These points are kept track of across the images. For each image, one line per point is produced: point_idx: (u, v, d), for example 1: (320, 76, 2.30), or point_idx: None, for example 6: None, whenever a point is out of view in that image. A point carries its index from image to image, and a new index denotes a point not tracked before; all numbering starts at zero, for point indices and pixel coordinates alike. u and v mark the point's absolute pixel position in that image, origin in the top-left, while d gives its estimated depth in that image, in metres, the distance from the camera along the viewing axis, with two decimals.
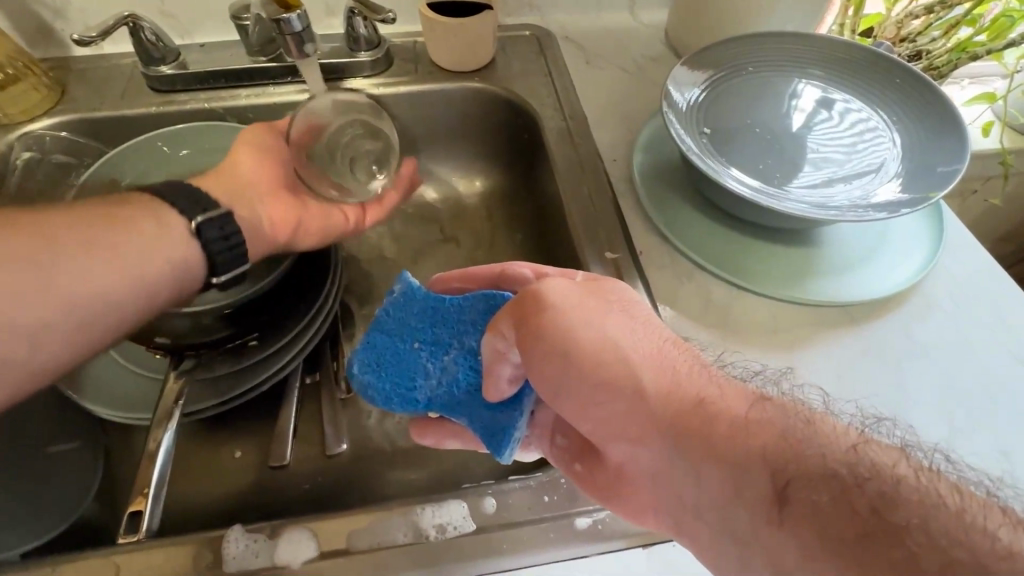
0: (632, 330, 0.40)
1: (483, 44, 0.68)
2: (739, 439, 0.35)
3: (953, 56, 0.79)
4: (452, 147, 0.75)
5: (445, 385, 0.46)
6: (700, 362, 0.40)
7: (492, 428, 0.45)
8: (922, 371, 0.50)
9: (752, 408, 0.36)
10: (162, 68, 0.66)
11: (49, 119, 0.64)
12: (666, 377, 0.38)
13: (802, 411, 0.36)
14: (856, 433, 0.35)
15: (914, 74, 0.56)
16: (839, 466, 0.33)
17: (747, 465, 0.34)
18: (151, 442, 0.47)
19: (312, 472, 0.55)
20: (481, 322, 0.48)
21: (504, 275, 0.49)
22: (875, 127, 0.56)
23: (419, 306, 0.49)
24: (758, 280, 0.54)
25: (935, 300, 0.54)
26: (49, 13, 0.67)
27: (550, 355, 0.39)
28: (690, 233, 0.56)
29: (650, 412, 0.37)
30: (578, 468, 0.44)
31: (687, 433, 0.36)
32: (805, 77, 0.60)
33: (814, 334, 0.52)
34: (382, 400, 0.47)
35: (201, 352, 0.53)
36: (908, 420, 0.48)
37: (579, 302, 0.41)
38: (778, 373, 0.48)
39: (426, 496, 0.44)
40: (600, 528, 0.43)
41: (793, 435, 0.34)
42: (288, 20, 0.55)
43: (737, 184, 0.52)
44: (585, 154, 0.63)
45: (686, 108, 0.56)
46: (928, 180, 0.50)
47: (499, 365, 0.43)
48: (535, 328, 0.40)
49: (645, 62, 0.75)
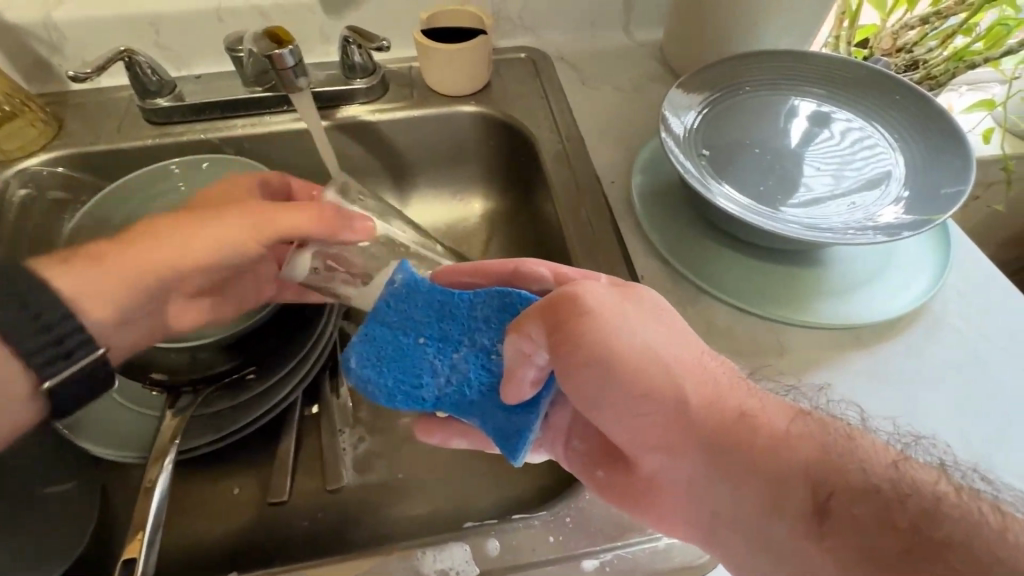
0: (675, 342, 0.40)
1: (478, 70, 0.68)
2: (782, 451, 0.36)
3: (950, 65, 0.77)
4: (448, 170, 0.75)
5: (455, 384, 0.44)
6: (739, 376, 0.40)
7: (506, 431, 0.43)
8: (956, 383, 0.49)
9: (792, 422, 0.37)
10: (158, 100, 0.67)
11: (45, 153, 0.64)
12: (708, 387, 0.38)
13: (841, 426, 0.36)
14: (896, 451, 0.36)
15: (913, 91, 0.56)
16: (881, 481, 0.34)
17: (789, 477, 0.35)
18: (146, 480, 0.46)
19: (311, 509, 0.54)
20: (495, 320, 0.45)
21: (517, 273, 0.49)
22: (875, 146, 0.55)
23: (423, 299, 0.46)
24: (774, 296, 0.53)
25: (967, 303, 0.54)
26: (46, 48, 0.67)
27: (586, 364, 0.39)
28: (707, 251, 0.56)
29: (690, 424, 0.38)
30: (599, 475, 0.44)
31: (724, 446, 0.37)
32: (802, 95, 0.59)
33: (830, 342, 0.51)
34: (385, 397, 0.44)
35: (199, 388, 0.52)
36: (947, 437, 0.47)
37: (621, 310, 0.40)
38: (814, 389, 0.48)
39: (426, 539, 0.42)
40: (608, 570, 0.42)
41: (832, 447, 0.35)
42: (282, 55, 0.57)
43: (727, 202, 0.51)
44: (584, 176, 0.62)
45: (684, 133, 0.55)
46: (933, 203, 0.49)
47: (523, 368, 0.40)
48: (573, 334, 0.38)
49: (641, 81, 0.75)
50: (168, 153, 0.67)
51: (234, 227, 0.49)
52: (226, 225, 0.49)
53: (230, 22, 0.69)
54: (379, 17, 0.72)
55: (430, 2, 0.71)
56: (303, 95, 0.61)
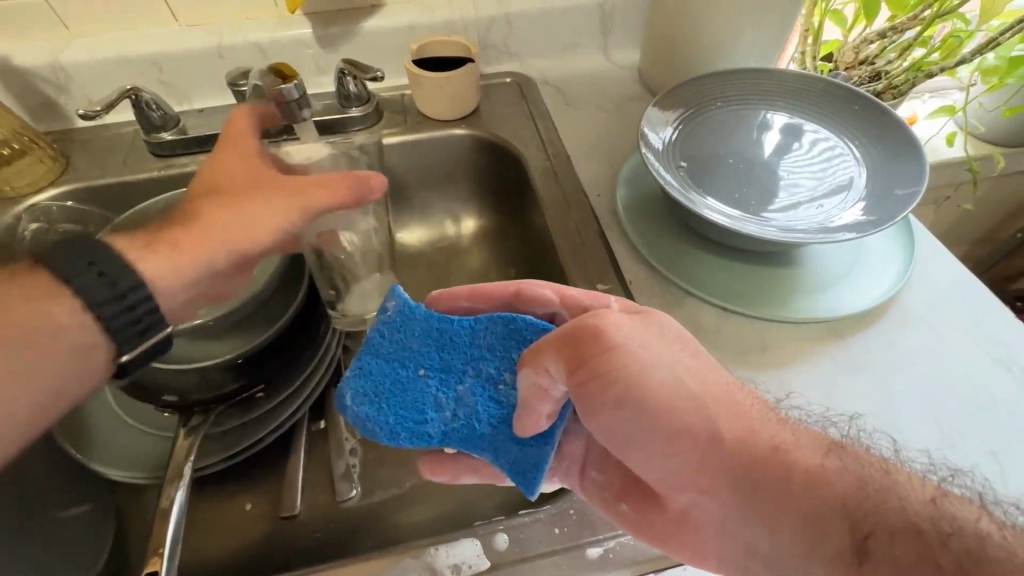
0: (705, 377, 0.43)
1: (467, 94, 0.72)
2: (817, 486, 0.38)
3: (910, 75, 0.82)
4: (442, 190, 0.78)
5: (462, 418, 0.46)
6: (766, 406, 0.43)
7: (522, 466, 0.45)
8: (983, 414, 0.50)
9: (826, 458, 0.40)
10: (162, 135, 0.70)
11: (54, 189, 0.67)
12: (742, 422, 0.41)
13: (877, 461, 0.40)
14: (934, 487, 0.38)
15: (870, 100, 0.60)
16: (920, 520, 0.36)
17: (825, 512, 0.38)
18: (163, 499, 0.47)
19: (323, 521, 0.55)
20: (498, 347, 0.48)
21: (519, 294, 0.51)
22: (839, 153, 0.60)
23: (421, 327, 0.49)
24: (768, 303, 0.56)
25: (989, 330, 0.56)
26: (53, 89, 0.70)
27: (619, 402, 0.41)
28: (715, 276, 0.58)
29: (726, 459, 0.40)
30: (624, 509, 0.45)
31: (760, 478, 0.39)
32: (774, 109, 0.64)
33: (833, 352, 0.54)
34: (388, 434, 0.45)
35: (212, 408, 0.54)
36: (985, 474, 0.47)
37: (651, 343, 0.43)
38: (846, 420, 0.49)
39: (438, 536, 0.44)
40: (611, 556, 0.45)
41: (869, 483, 0.38)
42: (288, 90, 0.61)
43: (713, 213, 0.55)
44: (572, 190, 0.66)
45: (663, 146, 0.59)
46: (891, 202, 0.53)
47: (540, 402, 0.43)
48: (598, 368, 0.41)
49: (622, 100, 0.79)
50: (174, 184, 0.70)
51: (280, 206, 0.52)
52: (272, 208, 0.52)
53: (230, 59, 0.73)
54: (372, 48, 0.76)
55: (418, 33, 0.76)
56: (304, 123, 0.65)
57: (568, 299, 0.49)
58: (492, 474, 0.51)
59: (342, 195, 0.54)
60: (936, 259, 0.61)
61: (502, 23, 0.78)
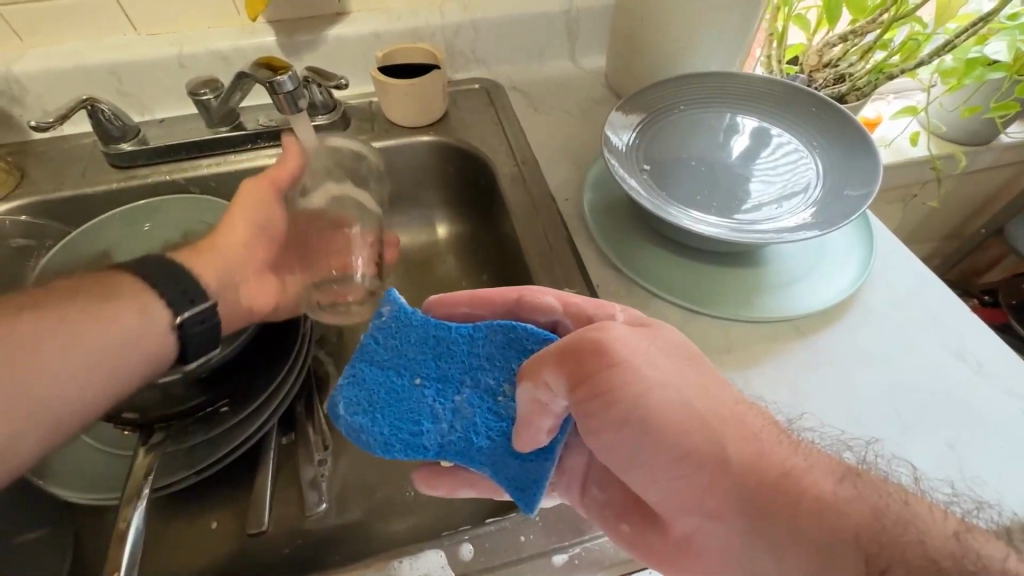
0: (715, 398, 0.41)
1: (434, 101, 0.72)
2: (831, 517, 0.37)
3: (872, 77, 0.84)
4: (413, 197, 0.78)
5: (459, 430, 0.45)
6: (776, 428, 0.42)
7: (522, 480, 0.44)
8: (997, 435, 0.50)
9: (839, 485, 0.39)
10: (122, 145, 0.68)
11: (7, 203, 0.65)
12: (751, 447, 0.39)
13: (895, 492, 0.39)
14: (956, 521, 0.38)
15: (826, 102, 0.62)
16: (941, 556, 0.36)
17: (840, 545, 0.37)
18: (121, 521, 0.45)
19: (290, 536, 0.53)
20: (498, 357, 0.47)
21: (520, 302, 0.49)
22: (797, 154, 0.61)
23: (417, 334, 0.48)
24: (735, 303, 0.56)
25: (982, 341, 0.56)
26: (6, 100, 0.68)
27: (620, 425, 0.40)
28: (688, 283, 0.58)
29: (733, 483, 0.39)
30: (624, 528, 0.45)
31: (772, 507, 0.38)
32: (736, 113, 0.64)
33: (796, 346, 0.54)
34: (381, 446, 0.44)
35: (172, 424, 0.51)
36: (1010, 504, 0.46)
37: (659, 364, 0.41)
38: (864, 446, 0.48)
39: (402, 548, 0.44)
40: (577, 563, 0.45)
41: (885, 513, 0.37)
42: (282, 82, 0.59)
43: (694, 224, 0.55)
44: (538, 195, 0.66)
45: (626, 150, 0.60)
46: (844, 202, 0.54)
47: (540, 418, 0.42)
48: (603, 386, 0.39)
49: (589, 104, 0.80)
50: (134, 196, 0.69)
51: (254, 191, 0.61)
52: (250, 193, 0.61)
53: (191, 68, 0.72)
54: (338, 55, 0.75)
55: (383, 41, 0.75)
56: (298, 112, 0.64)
57: (571, 306, 0.48)
58: (486, 486, 0.50)
59: (294, 161, 0.64)
60: (894, 252, 0.63)
61: (468, 29, 0.78)
